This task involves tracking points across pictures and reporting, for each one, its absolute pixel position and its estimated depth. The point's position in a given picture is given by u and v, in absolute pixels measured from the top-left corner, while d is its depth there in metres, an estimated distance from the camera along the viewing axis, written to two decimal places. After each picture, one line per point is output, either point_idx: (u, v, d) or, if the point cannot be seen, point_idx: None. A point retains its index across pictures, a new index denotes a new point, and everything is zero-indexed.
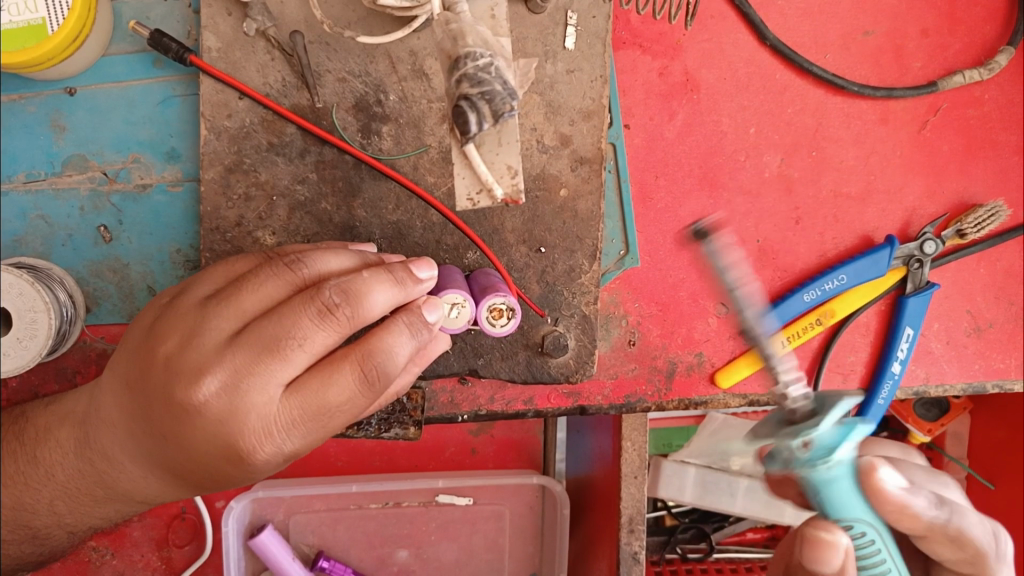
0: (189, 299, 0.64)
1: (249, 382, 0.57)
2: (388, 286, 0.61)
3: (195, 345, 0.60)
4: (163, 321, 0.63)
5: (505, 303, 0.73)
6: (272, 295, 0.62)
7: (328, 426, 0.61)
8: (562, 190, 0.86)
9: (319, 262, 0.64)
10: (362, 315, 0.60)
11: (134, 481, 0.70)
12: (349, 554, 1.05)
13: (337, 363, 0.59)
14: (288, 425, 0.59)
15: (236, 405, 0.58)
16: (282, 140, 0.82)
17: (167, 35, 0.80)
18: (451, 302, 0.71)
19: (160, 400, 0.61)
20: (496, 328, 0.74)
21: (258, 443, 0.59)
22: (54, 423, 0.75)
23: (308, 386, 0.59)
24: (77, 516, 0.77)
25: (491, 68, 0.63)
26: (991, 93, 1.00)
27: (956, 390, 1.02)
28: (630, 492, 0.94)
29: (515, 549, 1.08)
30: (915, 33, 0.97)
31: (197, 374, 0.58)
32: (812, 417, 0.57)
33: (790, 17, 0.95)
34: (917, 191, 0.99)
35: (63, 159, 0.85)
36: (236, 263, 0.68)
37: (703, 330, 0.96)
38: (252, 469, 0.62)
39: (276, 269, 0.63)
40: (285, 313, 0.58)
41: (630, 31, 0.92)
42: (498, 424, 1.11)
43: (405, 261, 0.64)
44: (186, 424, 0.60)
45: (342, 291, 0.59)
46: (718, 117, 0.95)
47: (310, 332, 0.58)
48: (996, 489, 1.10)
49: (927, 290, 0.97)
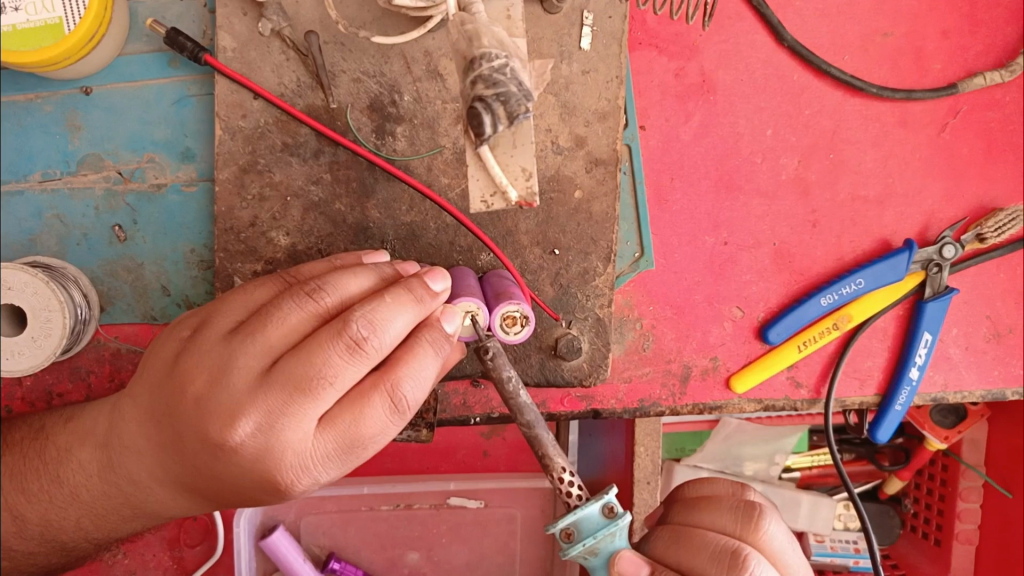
0: (211, 333, 0.63)
1: (285, 421, 0.58)
2: (411, 309, 0.61)
3: (224, 385, 0.59)
4: (188, 358, 0.62)
5: (519, 310, 0.72)
6: (297, 327, 0.61)
7: (361, 455, 0.63)
8: (577, 192, 0.85)
9: (340, 287, 0.63)
10: (389, 343, 0.60)
11: (164, 502, 0.71)
12: (360, 556, 1.05)
13: (367, 397, 0.60)
14: (324, 459, 0.60)
15: (273, 444, 0.59)
16: (296, 141, 0.82)
17: (182, 33, 0.79)
18: (465, 309, 0.70)
19: (193, 439, 0.61)
20: (509, 335, 0.73)
21: (295, 476, 0.60)
22: (75, 443, 0.75)
23: (340, 421, 0.59)
24: (104, 532, 0.78)
25: (506, 69, 0.63)
26: (1013, 95, 0.98)
27: (975, 396, 1.00)
28: (642, 498, 0.96)
29: (527, 553, 1.07)
30: (935, 34, 0.96)
31: (230, 415, 0.58)
32: (580, 505, 0.62)
33: (807, 18, 0.94)
34: (937, 194, 0.98)
35: (79, 159, 0.86)
36: (252, 289, 0.67)
37: (718, 334, 0.95)
38: (289, 497, 0.63)
39: (297, 298, 0.62)
40: (314, 350, 0.58)
41: (646, 32, 0.92)
42: (510, 427, 1.11)
43: (421, 274, 0.63)
44: (223, 461, 0.60)
45: (368, 324, 0.59)
46: (734, 118, 0.94)
47: (340, 369, 0.58)
48: (1013, 497, 1.08)
49: (946, 294, 0.95)
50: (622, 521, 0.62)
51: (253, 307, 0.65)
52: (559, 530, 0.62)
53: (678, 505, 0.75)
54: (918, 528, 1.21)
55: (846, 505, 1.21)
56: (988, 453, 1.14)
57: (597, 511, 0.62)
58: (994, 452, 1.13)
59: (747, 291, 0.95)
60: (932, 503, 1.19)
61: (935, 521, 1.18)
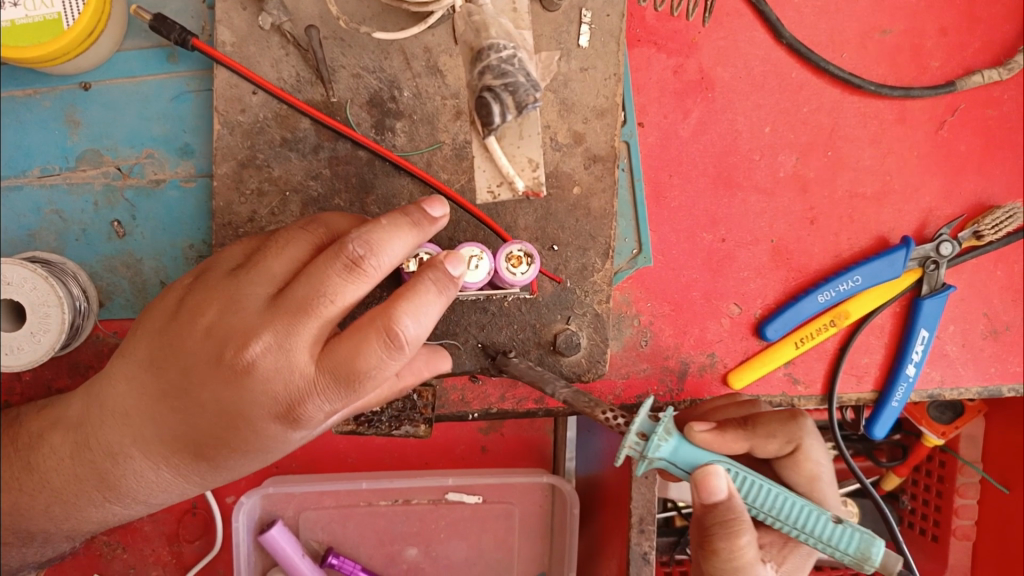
0: (218, 272, 0.69)
1: (293, 341, 0.62)
2: (407, 234, 0.64)
3: (235, 311, 0.64)
4: (197, 296, 0.67)
5: (522, 249, 0.77)
6: (297, 258, 0.67)
7: (366, 391, 0.64)
8: (576, 188, 0.85)
9: (333, 224, 0.70)
10: (387, 264, 0.63)
11: (142, 474, 0.73)
12: (359, 551, 1.06)
13: (367, 326, 0.61)
14: (328, 383, 0.62)
15: (282, 365, 0.62)
16: (295, 135, 0.82)
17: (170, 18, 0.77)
18: (470, 255, 0.75)
19: (202, 370, 0.65)
20: (515, 276, 0.77)
21: (303, 403, 0.63)
22: (47, 428, 0.76)
23: (342, 349, 0.61)
24: (72, 522, 0.78)
25: (514, 59, 0.66)
26: (1011, 93, 0.98)
27: (971, 393, 1.01)
28: (641, 492, 0.90)
29: (524, 548, 1.08)
30: (934, 32, 0.96)
31: (242, 338, 0.63)
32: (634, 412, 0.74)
33: (806, 15, 0.94)
34: (934, 191, 0.98)
35: (77, 154, 0.86)
36: (253, 237, 0.72)
37: (716, 330, 0.95)
38: (298, 430, 0.65)
39: (295, 234, 0.68)
40: (315, 271, 0.62)
41: (645, 28, 0.92)
42: (508, 423, 1.10)
43: (418, 202, 0.66)
44: (231, 390, 0.63)
45: (365, 244, 0.62)
46: (733, 115, 0.94)
47: (340, 287, 0.62)
48: (1010, 493, 1.09)
49: (943, 291, 0.95)
50: (668, 413, 0.73)
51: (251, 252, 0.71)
52: (633, 436, 0.73)
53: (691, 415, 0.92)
54: (915, 523, 1.21)
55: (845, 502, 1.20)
56: (985, 449, 1.14)
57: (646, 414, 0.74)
58: (991, 449, 1.13)
59: (745, 288, 0.95)
60: (930, 500, 1.18)
61: (933, 517, 1.17)
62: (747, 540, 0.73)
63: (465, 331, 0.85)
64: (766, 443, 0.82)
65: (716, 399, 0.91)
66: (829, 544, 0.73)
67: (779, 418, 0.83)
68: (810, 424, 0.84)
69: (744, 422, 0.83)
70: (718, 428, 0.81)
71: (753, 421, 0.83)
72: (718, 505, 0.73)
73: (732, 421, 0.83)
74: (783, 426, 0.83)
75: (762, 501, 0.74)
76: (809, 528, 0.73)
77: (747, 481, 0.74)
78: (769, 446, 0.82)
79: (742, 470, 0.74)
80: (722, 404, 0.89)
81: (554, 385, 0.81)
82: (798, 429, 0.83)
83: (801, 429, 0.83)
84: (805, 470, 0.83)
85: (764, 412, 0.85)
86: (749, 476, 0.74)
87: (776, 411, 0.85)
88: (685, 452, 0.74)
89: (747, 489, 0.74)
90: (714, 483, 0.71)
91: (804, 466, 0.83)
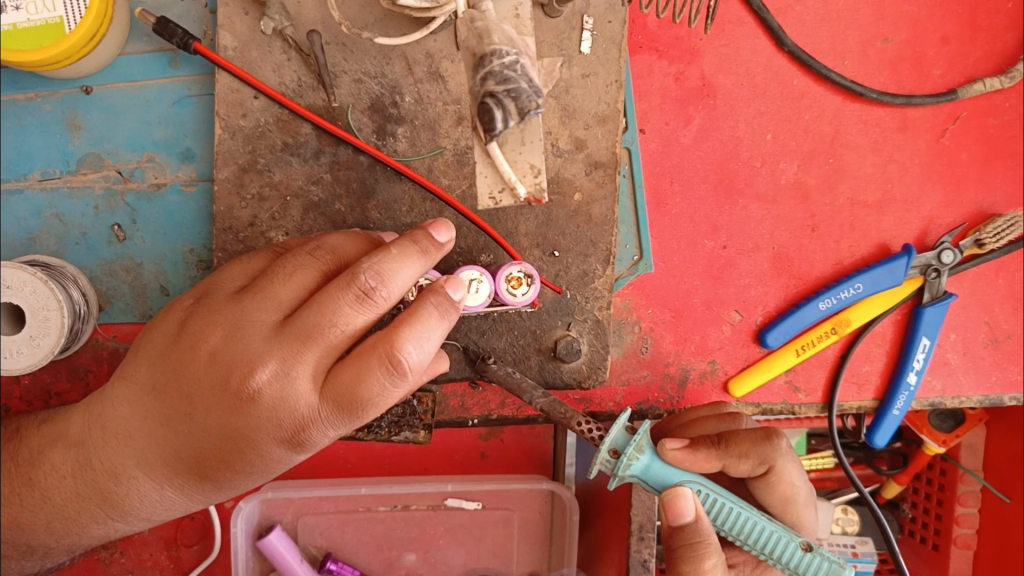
0: (220, 296, 0.68)
1: (300, 368, 0.63)
2: (415, 262, 0.64)
3: (240, 338, 0.64)
4: (199, 320, 0.67)
5: (522, 271, 0.78)
6: (305, 284, 0.67)
7: (369, 415, 0.65)
8: (577, 195, 0.85)
9: (338, 247, 0.70)
10: (396, 294, 0.64)
11: (145, 494, 0.73)
12: (357, 556, 1.05)
13: (371, 358, 0.61)
14: (334, 409, 0.63)
15: (289, 393, 0.63)
16: (297, 140, 0.82)
17: (172, 22, 0.77)
18: (469, 278, 0.76)
19: (206, 395, 0.65)
20: (516, 297, 0.78)
21: (309, 427, 0.64)
22: (47, 445, 0.75)
23: (346, 378, 0.62)
24: (74, 537, 0.78)
25: (516, 65, 0.66)
26: (1012, 101, 0.98)
27: (972, 401, 1.00)
28: (641, 499, 0.89)
29: (523, 554, 1.07)
30: (935, 40, 0.96)
31: (249, 365, 0.63)
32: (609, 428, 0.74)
33: (808, 23, 0.94)
34: (935, 200, 0.98)
35: (79, 158, 0.86)
36: (255, 258, 0.72)
37: (717, 337, 0.95)
38: (300, 452, 0.67)
39: (300, 258, 0.68)
40: (325, 300, 0.63)
41: (647, 35, 0.92)
42: (508, 429, 1.10)
43: (426, 227, 0.66)
44: (237, 415, 0.64)
45: (376, 275, 0.63)
46: (734, 122, 0.94)
47: (352, 317, 0.63)
48: (1011, 502, 1.09)
49: (944, 300, 0.95)
50: (643, 431, 0.72)
51: (254, 274, 0.71)
52: (605, 452, 0.73)
53: (673, 421, 0.91)
54: (916, 532, 1.20)
55: (844, 510, 1.20)
56: (985, 457, 1.14)
57: (621, 430, 0.74)
58: (992, 458, 1.13)
59: (746, 295, 0.95)
60: (930, 508, 1.18)
61: (933, 526, 1.17)
62: (714, 563, 0.73)
63: (465, 335, 0.85)
64: (739, 463, 0.81)
65: (700, 409, 0.90)
66: (796, 570, 0.74)
67: (752, 438, 0.82)
68: (785, 447, 0.83)
69: (718, 440, 0.82)
70: (691, 445, 0.79)
71: (727, 440, 0.82)
72: (684, 527, 0.73)
73: (706, 439, 0.81)
74: (756, 448, 0.82)
75: (730, 524, 0.75)
76: (778, 555, 0.74)
77: (718, 504, 0.74)
78: (741, 466, 0.82)
79: (712, 492, 0.74)
80: (703, 417, 0.87)
81: (531, 393, 0.79)
82: (772, 451, 0.82)
83: (774, 451, 0.82)
84: (778, 491, 0.83)
85: (741, 430, 0.84)
86: (720, 499, 0.74)
87: (752, 430, 0.83)
88: (655, 469, 0.74)
89: (717, 512, 0.75)
90: (681, 505, 0.72)
91: (777, 487, 0.83)
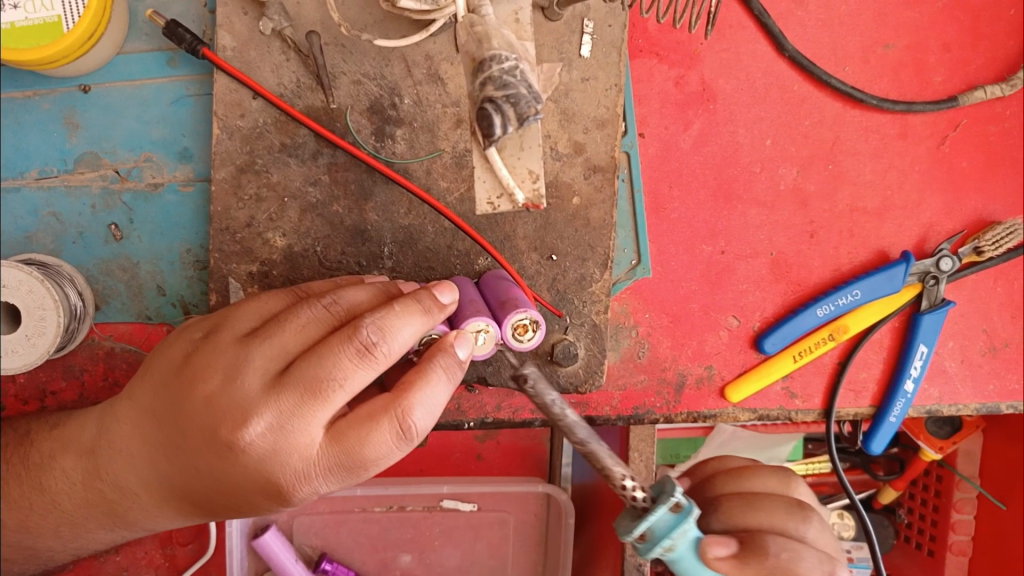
0: (223, 335, 0.65)
1: (295, 423, 0.60)
2: (418, 320, 0.63)
3: (235, 385, 0.61)
4: (200, 357, 0.65)
5: (528, 318, 0.74)
6: (309, 334, 0.64)
7: (364, 473, 0.64)
8: (575, 199, 0.85)
9: (348, 297, 0.68)
10: (396, 350, 0.62)
11: (147, 511, 0.73)
12: (352, 557, 1.05)
13: (376, 420, 0.61)
14: (327, 469, 0.61)
15: (283, 446, 0.60)
16: (295, 141, 0.82)
17: (182, 26, 0.79)
18: (476, 329, 0.72)
19: (200, 437, 0.63)
20: (523, 342, 0.75)
21: (298, 481, 0.62)
22: (58, 451, 0.75)
23: (348, 438, 0.61)
24: (80, 541, 0.80)
25: (516, 71, 0.66)
26: (1014, 109, 0.98)
27: (970, 409, 1.00)
28: None
29: (518, 555, 1.07)
30: (937, 47, 0.96)
31: (242, 416, 0.60)
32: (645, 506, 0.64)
33: (809, 29, 0.94)
34: (934, 206, 0.98)
35: (76, 157, 0.85)
36: (261, 297, 0.70)
37: (714, 342, 0.95)
38: (289, 502, 0.65)
39: (308, 306, 0.66)
40: (326, 353, 0.60)
41: (648, 39, 0.91)
42: (502, 431, 1.10)
43: (429, 288, 0.66)
44: (228, 461, 0.62)
45: (379, 330, 0.61)
46: (734, 127, 0.94)
47: (350, 373, 0.61)
48: (1007, 509, 1.09)
49: (942, 307, 0.95)
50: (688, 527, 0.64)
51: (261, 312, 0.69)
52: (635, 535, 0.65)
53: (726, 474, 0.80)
54: (912, 538, 1.20)
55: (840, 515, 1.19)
56: (982, 464, 1.14)
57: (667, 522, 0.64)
58: (989, 465, 1.13)
59: (743, 300, 0.95)
60: (926, 514, 1.18)
61: (929, 532, 1.17)
62: None
63: None
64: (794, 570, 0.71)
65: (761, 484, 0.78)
66: None
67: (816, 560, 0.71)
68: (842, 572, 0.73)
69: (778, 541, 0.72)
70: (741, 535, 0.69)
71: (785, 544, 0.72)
72: None
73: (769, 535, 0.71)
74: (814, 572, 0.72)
75: None
76: None
77: None
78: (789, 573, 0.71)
79: None
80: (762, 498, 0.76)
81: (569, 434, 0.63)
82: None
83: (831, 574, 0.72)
84: None
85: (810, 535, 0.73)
86: None
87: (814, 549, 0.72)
88: (681, 565, 0.67)
89: None
90: None
91: None
